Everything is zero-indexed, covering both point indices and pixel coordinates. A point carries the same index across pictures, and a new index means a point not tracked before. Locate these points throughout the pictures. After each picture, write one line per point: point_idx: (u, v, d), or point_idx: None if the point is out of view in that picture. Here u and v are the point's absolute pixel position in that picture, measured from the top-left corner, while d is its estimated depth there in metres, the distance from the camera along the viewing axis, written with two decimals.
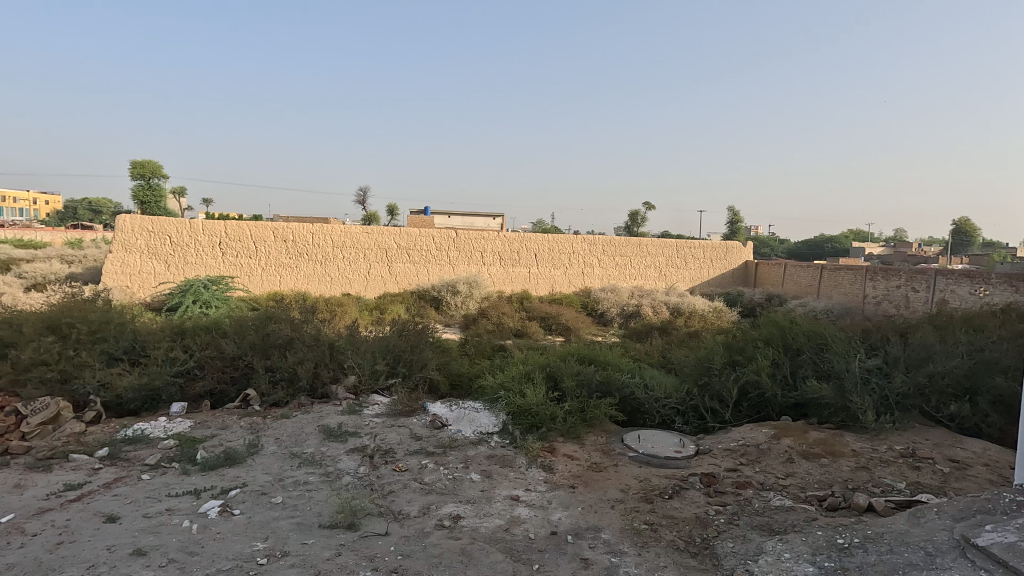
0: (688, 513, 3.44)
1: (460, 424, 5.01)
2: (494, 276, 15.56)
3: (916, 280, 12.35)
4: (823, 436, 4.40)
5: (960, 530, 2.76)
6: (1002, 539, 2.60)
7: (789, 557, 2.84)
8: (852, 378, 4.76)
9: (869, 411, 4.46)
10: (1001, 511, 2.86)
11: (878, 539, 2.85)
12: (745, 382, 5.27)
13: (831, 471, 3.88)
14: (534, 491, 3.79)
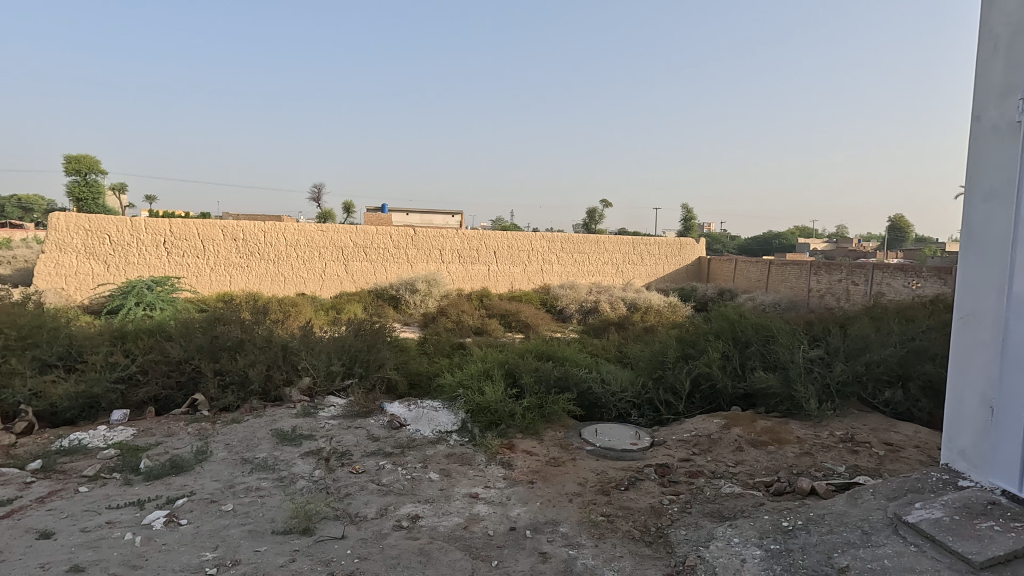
0: (643, 504, 3.52)
1: (419, 423, 4.97)
2: (452, 274, 15.46)
3: (856, 273, 13.00)
4: (770, 424, 4.60)
5: (893, 508, 2.93)
6: (929, 515, 2.77)
7: (737, 541, 2.96)
8: (796, 368, 4.99)
9: (812, 399, 4.67)
10: (930, 489, 3.06)
11: (820, 520, 3.00)
12: (697, 375, 5.42)
13: (777, 458, 4.05)
14: (493, 488, 3.80)
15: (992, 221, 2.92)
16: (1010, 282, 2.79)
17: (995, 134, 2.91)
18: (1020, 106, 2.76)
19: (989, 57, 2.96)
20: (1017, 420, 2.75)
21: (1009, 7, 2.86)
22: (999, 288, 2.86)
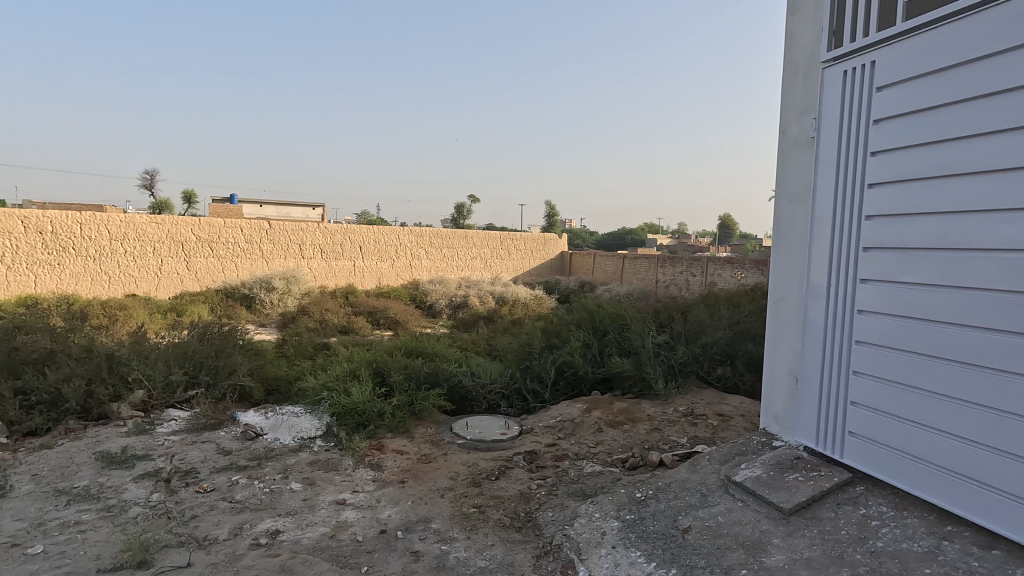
0: (512, 491, 3.64)
1: (278, 431, 4.62)
2: (314, 270, 14.57)
3: (694, 266, 14.60)
4: (625, 405, 5.00)
5: (724, 470, 3.36)
6: (751, 473, 3.21)
7: (598, 516, 3.18)
8: (646, 352, 5.48)
9: (659, 380, 5.17)
10: (752, 450, 3.54)
11: (667, 488, 3.33)
12: (560, 363, 5.71)
13: (631, 435, 4.43)
14: (362, 493, 3.66)
15: (794, 222, 3.45)
16: (808, 273, 3.32)
17: (796, 146, 3.44)
18: (813, 124, 3.29)
19: (791, 81, 3.49)
20: (813, 387, 3.29)
21: (804, 40, 3.39)
22: (801, 277, 3.39)
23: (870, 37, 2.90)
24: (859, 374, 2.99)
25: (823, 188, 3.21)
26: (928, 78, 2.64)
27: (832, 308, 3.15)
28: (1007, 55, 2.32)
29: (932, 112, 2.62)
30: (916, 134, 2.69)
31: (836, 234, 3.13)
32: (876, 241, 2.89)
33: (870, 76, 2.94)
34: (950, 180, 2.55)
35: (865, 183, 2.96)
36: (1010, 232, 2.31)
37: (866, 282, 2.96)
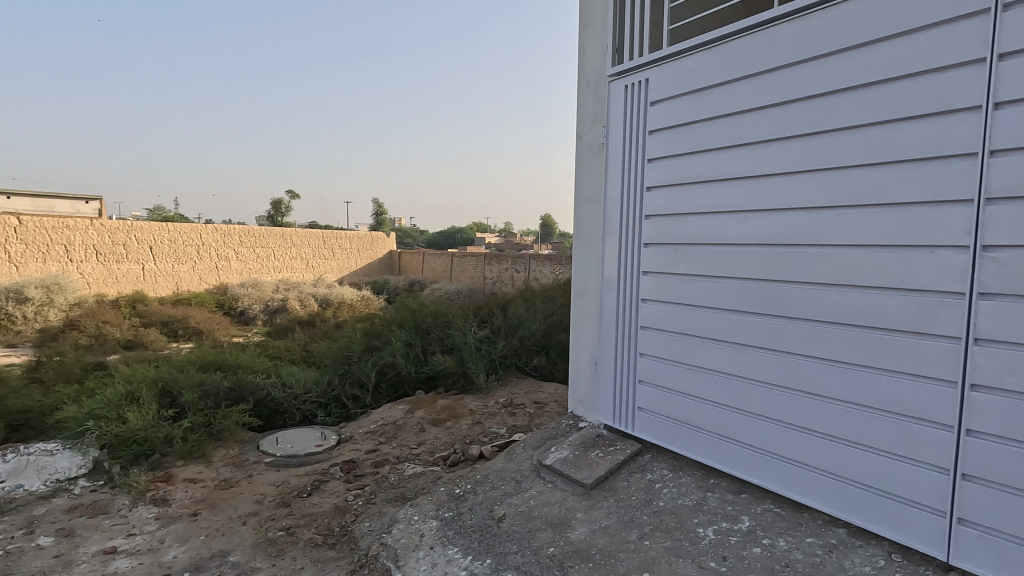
0: (327, 506, 3.41)
1: (22, 475, 3.73)
2: (87, 275, 12.09)
3: (518, 262, 15.34)
4: (448, 402, 5.02)
5: (537, 455, 3.54)
6: (560, 455, 3.43)
7: (417, 518, 3.12)
8: (468, 348, 5.59)
9: (480, 373, 5.31)
10: (561, 433, 3.79)
11: (485, 480, 3.41)
12: (382, 365, 5.53)
13: (453, 432, 4.45)
14: (140, 535, 3.12)
15: (591, 220, 3.76)
16: (603, 266, 3.65)
17: (590, 151, 3.75)
18: (603, 132, 3.63)
19: (584, 91, 3.80)
20: (610, 369, 3.63)
21: (593, 55, 3.71)
22: (597, 271, 3.72)
23: (644, 58, 3.28)
24: (645, 355, 3.38)
25: (612, 191, 3.56)
26: (688, 97, 3.07)
27: (623, 298, 3.51)
28: (742, 82, 2.79)
29: (691, 126, 3.05)
30: (680, 145, 3.11)
31: (624, 232, 3.49)
32: (653, 238, 3.29)
33: (645, 92, 3.32)
34: (705, 185, 2.99)
35: (644, 186, 3.34)
36: (746, 230, 2.79)
37: (647, 273, 3.35)
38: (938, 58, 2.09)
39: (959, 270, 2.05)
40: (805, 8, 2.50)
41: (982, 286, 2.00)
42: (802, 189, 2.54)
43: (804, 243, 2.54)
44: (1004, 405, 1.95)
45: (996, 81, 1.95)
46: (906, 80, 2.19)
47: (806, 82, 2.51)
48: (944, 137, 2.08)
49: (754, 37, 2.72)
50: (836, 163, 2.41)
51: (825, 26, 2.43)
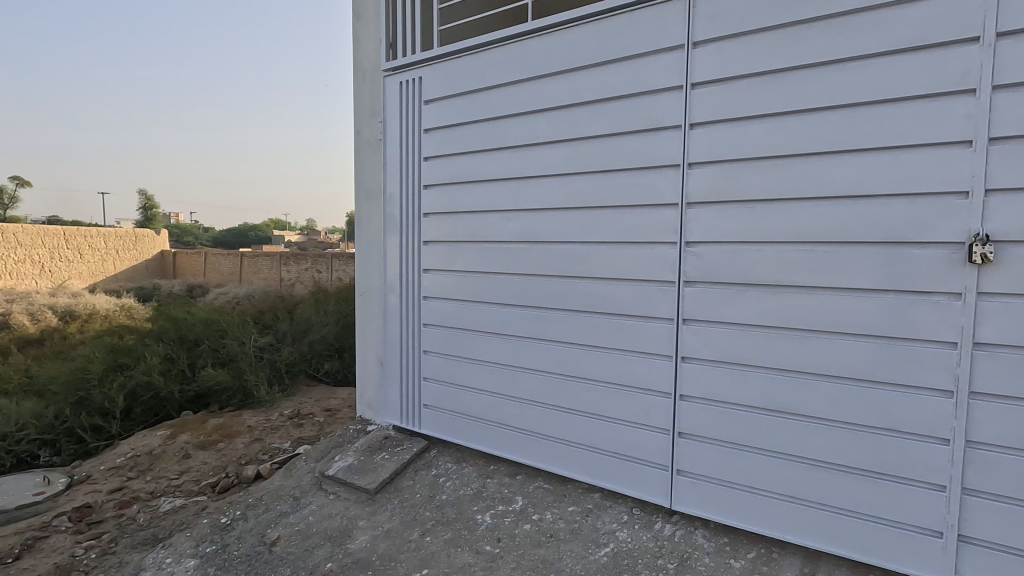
0: (43, 568, 2.74)
1: None
2: None
3: (320, 262, 14.31)
4: (221, 421, 4.38)
5: (319, 467, 3.32)
6: (343, 463, 3.26)
7: (169, 561, 2.70)
8: (247, 358, 5.03)
9: (261, 385, 4.76)
10: (347, 440, 3.61)
11: (257, 503, 3.09)
12: (133, 387, 4.66)
13: (226, 454, 3.85)
14: None
15: (371, 218, 3.66)
16: (385, 265, 3.58)
17: (368, 147, 3.64)
18: (380, 128, 3.55)
19: (360, 84, 3.67)
20: (396, 369, 3.58)
21: (368, 47, 3.60)
22: (380, 270, 3.63)
23: (416, 55, 3.28)
24: (429, 352, 3.40)
25: (391, 188, 3.50)
26: (458, 99, 3.15)
27: (406, 296, 3.48)
28: (502, 89, 2.96)
29: (462, 128, 3.14)
30: (452, 145, 3.18)
31: (404, 229, 3.46)
32: (432, 235, 3.32)
33: (419, 90, 3.33)
34: (476, 185, 3.11)
35: (421, 184, 3.36)
36: (512, 228, 2.97)
37: (427, 271, 3.37)
38: (651, 82, 2.46)
39: (671, 262, 2.45)
40: (549, 26, 2.74)
41: (686, 276, 2.41)
42: (556, 191, 2.79)
43: (560, 240, 2.80)
44: (705, 373, 2.39)
45: (690, 106, 2.36)
46: (629, 100, 2.53)
47: (556, 93, 2.75)
48: (658, 151, 2.46)
49: (512, 47, 2.89)
50: (580, 169, 2.69)
51: (566, 45, 2.70)
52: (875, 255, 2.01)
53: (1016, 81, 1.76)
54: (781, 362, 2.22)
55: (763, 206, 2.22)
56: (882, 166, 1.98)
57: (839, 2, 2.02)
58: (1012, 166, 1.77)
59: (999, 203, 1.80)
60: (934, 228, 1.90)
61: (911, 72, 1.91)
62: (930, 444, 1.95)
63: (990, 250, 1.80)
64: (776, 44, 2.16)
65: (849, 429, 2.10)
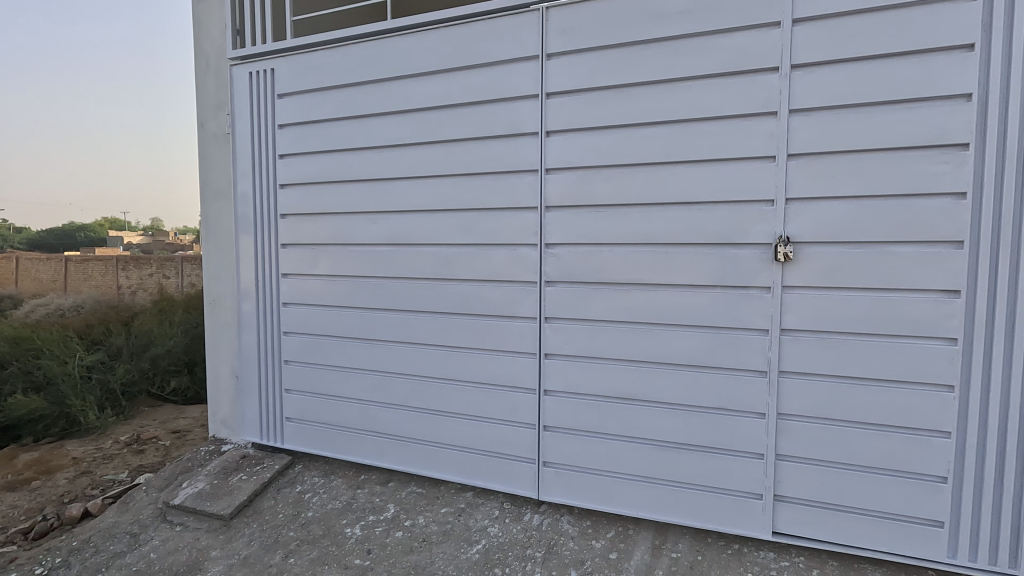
0: None
1: None
2: None
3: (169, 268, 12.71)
4: (35, 456, 3.71)
5: (163, 497, 2.97)
6: (193, 490, 2.95)
7: None
8: (70, 381, 4.34)
9: (90, 410, 4.12)
10: (197, 464, 3.27)
11: (83, 547, 2.68)
12: None
13: (42, 493, 3.26)
14: None
15: (221, 219, 3.36)
16: (238, 270, 3.30)
17: (215, 141, 3.33)
18: (227, 121, 3.27)
19: (203, 72, 3.35)
20: (254, 382, 3.32)
21: (211, 32, 3.29)
22: (232, 276, 3.35)
23: (267, 45, 3.06)
24: (290, 362, 3.20)
25: (243, 186, 3.23)
26: (316, 94, 3.00)
27: (263, 303, 3.24)
28: (362, 87, 2.87)
29: (320, 125, 3.00)
30: (310, 142, 3.02)
31: (258, 232, 3.22)
32: (291, 238, 3.13)
33: (271, 83, 3.11)
34: (337, 185, 2.98)
35: (277, 183, 3.14)
36: (377, 230, 2.89)
37: (287, 275, 3.17)
38: (510, 89, 2.53)
39: (533, 263, 2.55)
40: (409, 27, 2.71)
41: (547, 276, 2.53)
42: (421, 193, 2.77)
43: (426, 242, 2.78)
44: (566, 367, 2.53)
45: (546, 114, 2.47)
46: (490, 105, 2.59)
47: (418, 94, 2.73)
48: (518, 156, 2.54)
49: (372, 44, 2.82)
50: (443, 172, 2.70)
51: (426, 47, 2.69)
52: (704, 254, 2.27)
53: (805, 107, 2.08)
54: (631, 353, 2.41)
55: (612, 210, 2.40)
56: (707, 176, 2.24)
57: (670, 27, 2.25)
58: (804, 178, 2.10)
59: (796, 210, 2.12)
60: (750, 230, 2.19)
61: (728, 93, 2.18)
62: (751, 418, 2.25)
63: (791, 250, 2.12)
64: (619, 61, 2.34)
65: (686, 411, 2.35)
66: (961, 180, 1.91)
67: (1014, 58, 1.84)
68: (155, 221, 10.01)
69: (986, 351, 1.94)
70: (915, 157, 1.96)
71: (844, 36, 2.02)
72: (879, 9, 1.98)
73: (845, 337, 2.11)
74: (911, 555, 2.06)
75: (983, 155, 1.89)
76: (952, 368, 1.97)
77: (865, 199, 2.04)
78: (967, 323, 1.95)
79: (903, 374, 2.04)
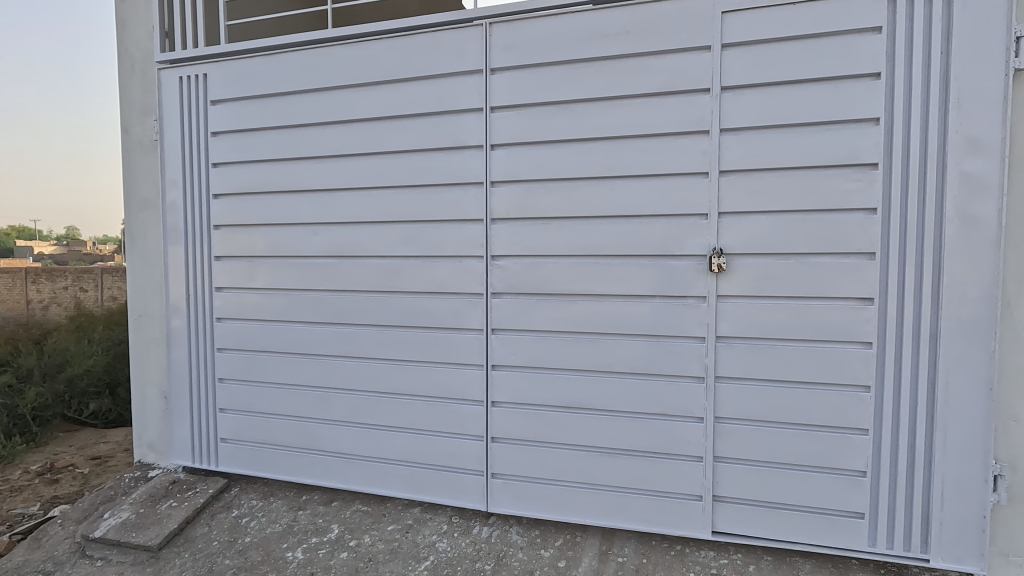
0: None
1: None
2: None
3: None
4: None
5: (81, 530, 2.75)
6: (115, 521, 2.74)
7: None
8: None
9: None
10: (120, 492, 3.03)
11: None
12: None
13: None
14: None
15: (148, 230, 3.17)
16: (167, 284, 3.11)
17: (141, 148, 3.15)
18: (155, 127, 3.11)
19: (128, 75, 3.16)
20: (184, 402, 3.14)
21: (136, 34, 3.12)
22: (161, 290, 3.16)
23: (199, 49, 2.94)
24: (225, 380, 3.05)
25: (172, 196, 3.07)
26: (252, 102, 2.90)
27: (195, 318, 3.08)
28: (301, 96, 2.80)
29: (256, 133, 2.90)
30: (247, 151, 2.92)
31: (190, 243, 3.07)
32: (226, 250, 2.99)
33: (204, 88, 2.99)
34: (275, 195, 2.88)
35: (210, 193, 3.01)
36: (319, 242, 2.82)
37: (221, 289, 3.03)
38: (454, 102, 2.54)
39: (479, 275, 2.56)
40: (350, 36, 2.67)
41: (493, 287, 2.54)
42: (364, 204, 2.72)
43: (370, 255, 2.74)
44: (513, 378, 2.54)
45: (490, 127, 2.50)
46: (434, 117, 2.59)
47: (360, 105, 2.69)
48: (463, 168, 2.55)
49: (312, 52, 2.76)
50: (386, 183, 2.67)
51: (368, 58, 2.66)
52: (644, 266, 2.35)
53: (735, 127, 2.21)
54: (576, 362, 2.46)
55: (556, 222, 2.45)
56: (646, 190, 2.33)
57: (608, 47, 2.33)
58: (735, 194, 2.22)
59: (728, 223, 2.24)
60: (686, 243, 2.29)
61: (664, 113, 2.28)
62: (690, 423, 2.34)
63: (724, 261, 2.24)
64: (562, 78, 2.40)
65: (629, 417, 2.41)
66: (872, 197, 2.08)
67: (915, 86, 2.02)
68: (70, 230, 9.27)
69: (896, 353, 2.11)
70: (832, 175, 2.12)
71: (767, 62, 2.16)
72: (796, 38, 2.13)
73: (774, 343, 2.24)
74: (837, 546, 2.20)
75: (890, 174, 2.07)
76: (868, 370, 2.13)
77: (790, 213, 2.18)
78: (880, 328, 2.12)
79: (826, 377, 2.18)
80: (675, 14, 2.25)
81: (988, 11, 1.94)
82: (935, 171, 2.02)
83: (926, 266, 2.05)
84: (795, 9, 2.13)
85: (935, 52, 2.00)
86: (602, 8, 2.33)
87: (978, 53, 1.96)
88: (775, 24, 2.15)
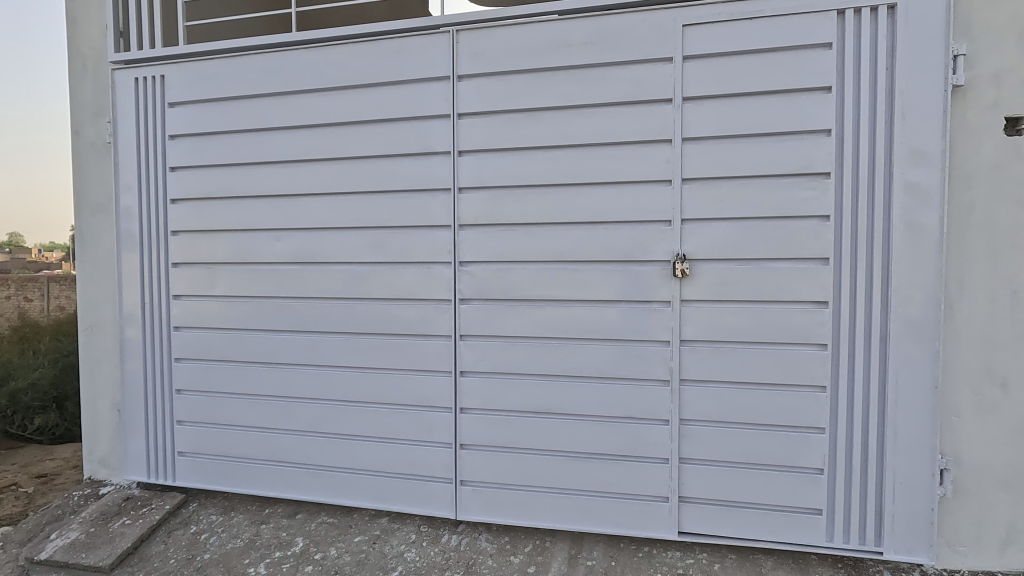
0: None
1: None
2: None
3: None
4: None
5: (24, 553, 2.59)
6: (63, 541, 2.61)
7: None
8: None
9: None
10: (69, 511, 2.89)
11: None
12: None
13: None
14: None
15: (101, 235, 3.04)
16: (120, 292, 2.99)
17: (94, 151, 3.03)
18: (108, 129, 3.00)
19: (79, 74, 3.04)
20: (138, 415, 3.02)
21: (89, 32, 3.01)
22: (115, 298, 3.04)
23: (158, 50, 2.86)
24: (183, 391, 2.95)
25: (126, 200, 2.96)
26: (214, 104, 2.83)
27: (151, 328, 2.97)
28: (265, 100, 2.75)
29: (218, 137, 2.83)
30: (207, 155, 2.84)
31: (146, 251, 2.96)
32: (184, 256, 2.90)
33: (161, 90, 2.90)
34: (237, 201, 2.82)
35: (167, 197, 2.91)
36: (283, 248, 2.76)
37: (178, 297, 2.93)
38: (421, 108, 2.54)
39: (447, 281, 2.55)
40: (317, 41, 2.65)
41: (462, 293, 2.54)
42: (330, 210, 2.68)
43: (336, 261, 2.70)
44: (481, 384, 2.54)
45: (457, 134, 2.50)
46: (401, 123, 2.58)
47: (325, 108, 2.66)
48: (430, 174, 2.55)
49: (275, 56, 2.71)
50: (353, 189, 2.64)
51: (334, 61, 2.63)
52: (611, 271, 2.39)
53: (696, 136, 2.28)
54: (544, 367, 2.48)
55: (524, 228, 2.47)
56: (612, 197, 2.37)
57: (574, 56, 2.37)
58: (698, 201, 2.29)
59: (691, 230, 2.31)
60: (651, 248, 2.34)
61: (629, 121, 2.33)
62: (656, 425, 2.38)
63: (688, 266, 2.29)
64: (528, 86, 2.43)
65: (597, 421, 2.44)
66: (826, 205, 2.17)
67: (863, 100, 2.13)
68: (14, 236, 8.82)
69: (849, 354, 2.20)
70: (787, 184, 2.20)
71: (727, 75, 2.24)
72: (753, 53, 2.22)
73: (737, 346, 2.30)
74: (797, 542, 2.27)
75: (842, 183, 2.17)
76: (824, 371, 2.22)
77: (748, 220, 2.26)
78: (835, 330, 2.21)
79: (785, 379, 2.25)
80: (639, 26, 2.31)
81: (928, 30, 2.06)
82: (882, 181, 2.13)
83: (875, 271, 2.15)
84: (752, 24, 2.22)
85: (880, 68, 2.11)
86: (567, 18, 2.38)
87: (920, 69, 2.08)
88: (733, 37, 2.23)
